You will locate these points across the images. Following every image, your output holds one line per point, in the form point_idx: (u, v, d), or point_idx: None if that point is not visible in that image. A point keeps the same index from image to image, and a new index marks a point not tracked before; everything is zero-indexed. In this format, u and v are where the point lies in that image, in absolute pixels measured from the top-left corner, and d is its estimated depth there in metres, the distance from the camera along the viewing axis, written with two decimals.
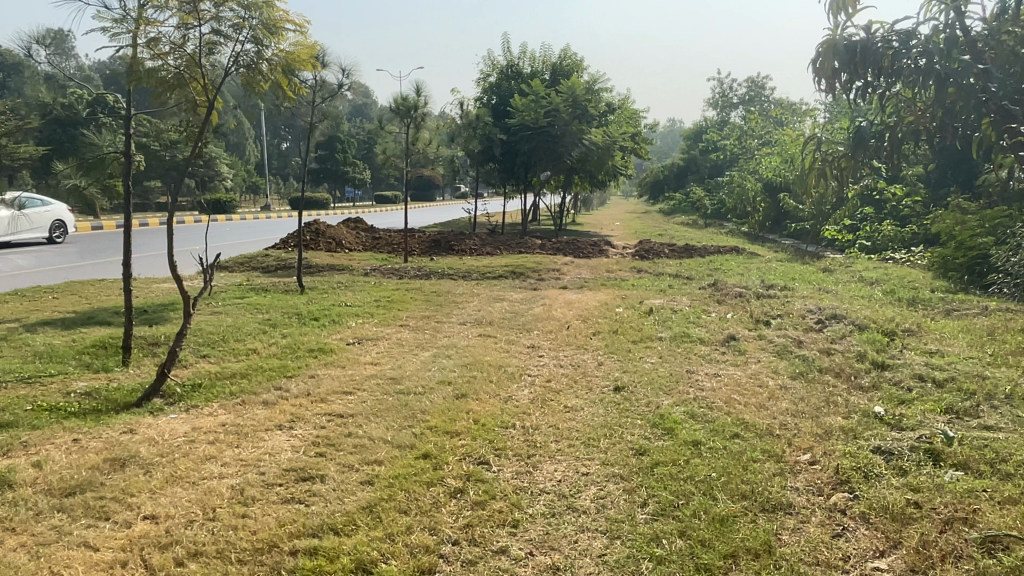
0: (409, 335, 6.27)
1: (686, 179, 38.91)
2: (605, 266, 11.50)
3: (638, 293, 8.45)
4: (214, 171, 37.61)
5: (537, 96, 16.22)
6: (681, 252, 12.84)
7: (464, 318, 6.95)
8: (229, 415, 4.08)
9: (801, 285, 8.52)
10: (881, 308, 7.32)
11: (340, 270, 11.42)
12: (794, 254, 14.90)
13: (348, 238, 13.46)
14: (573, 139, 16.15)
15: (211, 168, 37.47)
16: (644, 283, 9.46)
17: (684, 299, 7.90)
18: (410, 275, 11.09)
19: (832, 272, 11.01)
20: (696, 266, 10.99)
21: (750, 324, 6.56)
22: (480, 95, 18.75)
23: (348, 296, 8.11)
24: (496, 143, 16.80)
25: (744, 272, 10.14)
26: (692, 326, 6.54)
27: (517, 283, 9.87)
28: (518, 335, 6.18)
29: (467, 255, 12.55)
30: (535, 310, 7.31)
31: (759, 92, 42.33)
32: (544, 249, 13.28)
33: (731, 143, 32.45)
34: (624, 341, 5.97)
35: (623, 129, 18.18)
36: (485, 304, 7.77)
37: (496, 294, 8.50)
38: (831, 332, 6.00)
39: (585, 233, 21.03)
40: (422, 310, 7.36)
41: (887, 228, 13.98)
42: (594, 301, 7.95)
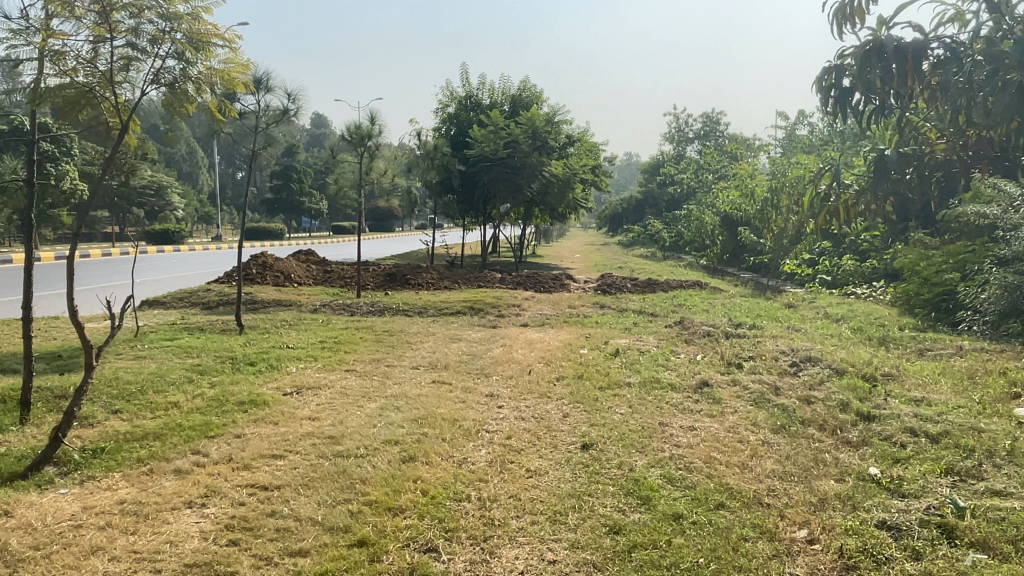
0: (355, 381, 5.72)
1: (644, 212, 39.11)
2: (567, 301, 11.10)
3: (602, 332, 8.03)
4: (164, 201, 36.51)
5: (496, 128, 15.90)
6: (644, 287, 12.53)
7: (417, 361, 6.42)
8: (132, 490, 3.48)
9: (770, 323, 8.21)
10: (855, 349, 7.03)
11: (287, 305, 10.77)
12: (756, 288, 14.76)
13: (298, 271, 12.81)
14: (532, 171, 15.87)
15: (160, 198, 36.36)
16: (608, 320, 9.04)
17: (651, 339, 7.49)
18: (362, 312, 10.50)
19: (797, 308, 10.80)
20: (660, 302, 10.65)
21: (722, 367, 6.16)
22: (438, 126, 18.36)
23: (291, 336, 7.51)
24: (455, 174, 16.40)
25: (709, 308, 9.82)
26: (661, 369, 6.12)
27: (475, 320, 9.38)
28: (474, 381, 5.68)
29: (423, 290, 12.02)
30: (493, 351, 6.82)
31: (713, 127, 43.03)
32: (504, 282, 12.83)
33: (688, 177, 32.72)
34: (590, 387, 5.51)
35: (583, 162, 17.98)
36: (441, 345, 7.24)
37: (453, 333, 7.98)
38: (809, 377, 5.62)
39: (545, 266, 20.69)
40: (372, 352, 6.81)
41: (848, 263, 13.93)
42: (556, 340, 7.49)
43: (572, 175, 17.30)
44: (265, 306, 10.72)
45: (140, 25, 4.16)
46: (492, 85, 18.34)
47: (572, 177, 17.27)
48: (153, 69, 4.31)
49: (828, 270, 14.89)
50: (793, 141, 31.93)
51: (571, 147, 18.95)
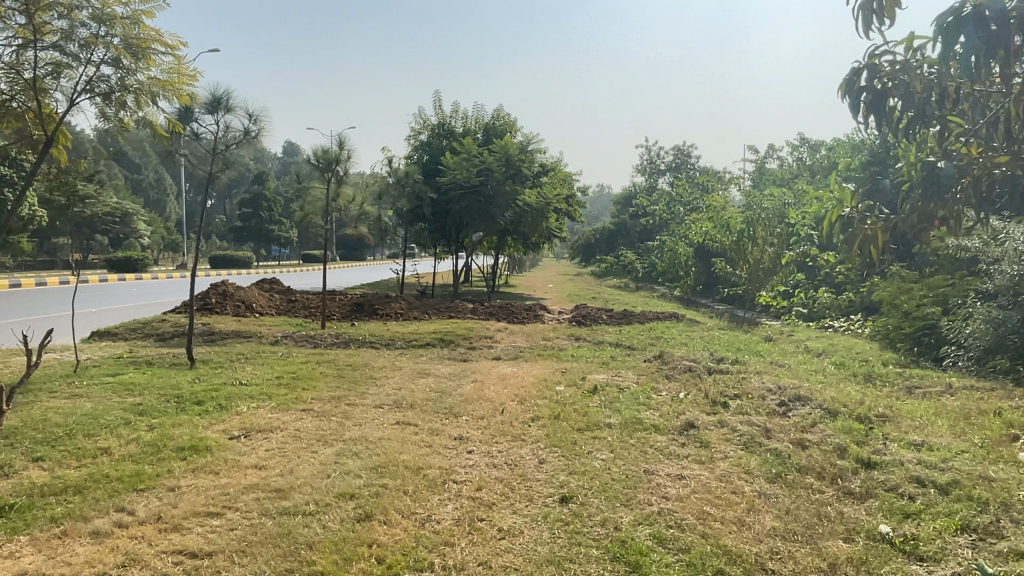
0: (310, 422, 5.24)
1: (616, 243, 39.10)
2: (541, 333, 10.72)
3: (578, 366, 7.64)
4: (129, 228, 35.70)
5: (469, 155, 15.62)
6: (620, 319, 12.20)
7: (380, 399, 5.95)
8: (37, 558, 2.99)
9: (753, 358, 7.89)
10: (842, 386, 6.71)
11: (247, 337, 10.25)
12: (732, 320, 14.51)
13: (260, 300, 12.27)
14: (506, 199, 15.58)
15: (125, 224, 35.53)
16: (584, 354, 8.66)
17: (629, 374, 7.11)
18: (326, 343, 10.01)
19: (777, 341, 10.55)
20: (637, 335, 10.31)
21: (706, 406, 5.79)
22: (410, 153, 18.02)
23: (246, 371, 7.00)
24: (426, 203, 16.05)
25: (688, 342, 9.50)
26: (642, 408, 5.74)
27: (445, 353, 8.94)
28: (442, 422, 5.23)
29: (391, 320, 11.56)
30: (464, 388, 6.39)
31: (685, 160, 43.40)
32: (476, 313, 12.41)
33: (660, 208, 32.80)
34: (567, 429, 5.10)
35: (558, 191, 17.75)
36: (407, 380, 6.78)
37: (421, 368, 7.53)
38: (800, 418, 5.27)
39: (518, 296, 20.32)
40: (332, 388, 6.33)
41: (824, 296, 13.80)
42: (530, 376, 7.07)
43: (545, 204, 17.04)
44: (224, 338, 10.19)
45: (72, 27, 3.75)
46: (465, 113, 18.09)
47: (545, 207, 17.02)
48: (85, 76, 3.88)
49: (804, 302, 14.75)
50: (763, 174, 32.20)
51: (545, 177, 18.72)
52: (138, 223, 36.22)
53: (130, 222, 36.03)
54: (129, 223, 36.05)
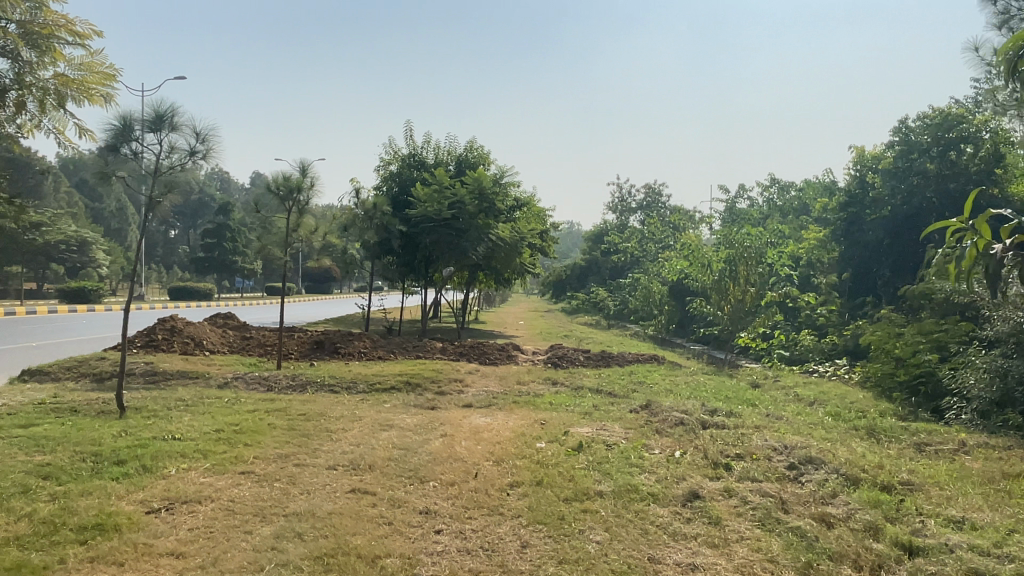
0: (249, 489, 4.43)
1: (587, 280, 38.70)
2: (515, 376, 9.99)
3: (558, 417, 6.91)
4: (87, 257, 34.43)
5: (441, 187, 14.99)
6: (599, 361, 11.54)
7: (335, 459, 5.15)
8: None
9: (747, 410, 7.26)
10: (852, 444, 6.08)
11: (193, 379, 9.37)
12: (711, 363, 13.96)
13: (211, 337, 11.36)
14: (479, 234, 14.95)
15: (83, 253, 34.26)
16: (563, 402, 7.94)
17: (616, 428, 6.40)
18: (280, 386, 9.16)
19: (765, 388, 9.96)
20: (617, 379, 9.65)
21: (707, 468, 5.11)
22: (378, 184, 17.30)
23: (183, 421, 6.15)
24: (396, 236, 15.34)
25: (674, 388, 8.86)
26: (636, 469, 5.03)
27: (412, 399, 8.16)
28: (406, 490, 4.46)
29: (354, 361, 10.74)
30: (431, 444, 5.61)
31: (656, 199, 43.44)
32: (446, 353, 11.65)
33: (632, 246, 32.52)
34: (553, 498, 4.36)
35: (532, 226, 17.19)
36: (367, 434, 5.98)
37: (383, 417, 6.74)
38: (817, 487, 4.61)
39: (489, 334, 19.60)
40: (279, 444, 5.51)
41: (806, 338, 13.38)
42: (505, 428, 6.32)
43: (519, 238, 16.46)
44: (168, 380, 9.29)
45: None
46: (437, 144, 17.49)
47: (519, 242, 16.46)
48: None
49: (786, 345, 14.30)
50: (734, 214, 32.14)
51: (518, 212, 18.17)
52: (97, 252, 34.96)
53: (88, 250, 34.77)
54: (86, 251, 34.79)
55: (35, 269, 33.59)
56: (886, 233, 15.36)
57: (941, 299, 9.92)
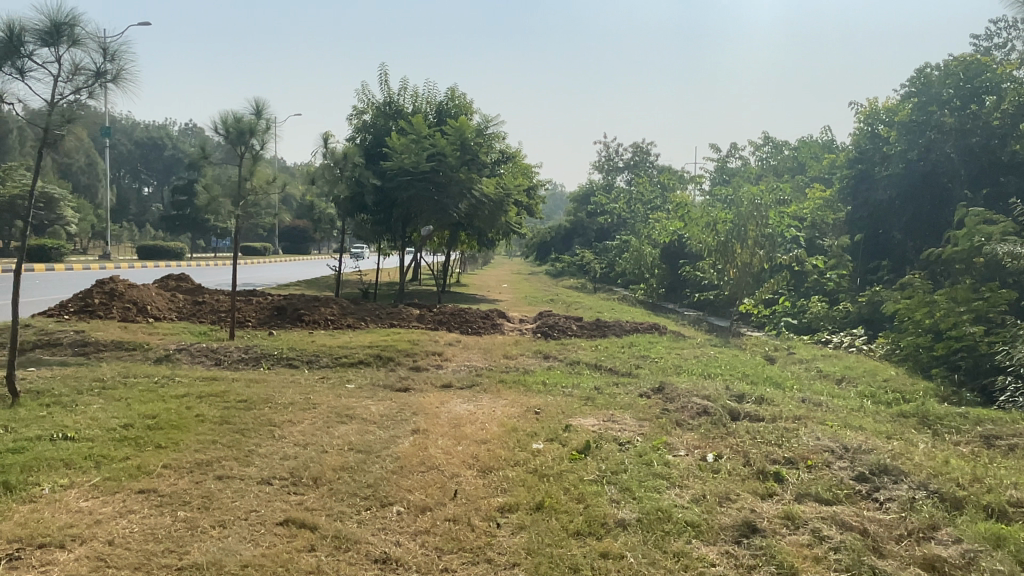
0: (139, 522, 3.19)
1: (572, 242, 37.49)
2: (500, 349, 8.79)
3: (555, 404, 5.72)
4: (55, 215, 32.85)
5: (418, 137, 13.49)
6: (593, 331, 10.35)
7: (270, 470, 3.92)
8: None
9: (777, 395, 6.14)
10: (919, 441, 4.95)
11: (130, 351, 8.08)
12: (712, 332, 12.90)
13: (157, 302, 10.02)
14: (460, 189, 13.65)
15: (50, 211, 32.69)
16: (558, 383, 6.74)
17: (628, 420, 5.22)
18: (230, 360, 7.91)
19: (781, 363, 8.85)
20: (618, 353, 8.51)
21: (754, 481, 3.96)
22: (352, 135, 15.78)
23: (88, 411, 4.87)
24: (369, 190, 13.96)
25: (683, 365, 7.74)
26: (663, 483, 3.87)
27: (381, 378, 6.97)
28: (359, 520, 3.27)
29: (319, 329, 9.50)
30: (398, 445, 4.41)
31: (644, 157, 42.02)
32: (424, 320, 10.43)
33: (619, 206, 31.27)
34: (559, 533, 3.20)
35: (518, 181, 15.87)
36: (320, 428, 4.77)
37: (344, 404, 5.51)
38: (905, 515, 3.49)
39: (471, 299, 18.33)
40: (201, 446, 4.27)
41: (816, 305, 12.33)
42: (491, 420, 5.14)
43: (503, 195, 15.12)
44: (99, 353, 8.00)
45: None
46: (414, 91, 15.98)
47: (503, 198, 15.16)
48: None
49: (791, 312, 13.24)
50: (725, 173, 30.86)
51: (502, 166, 16.81)
52: (64, 209, 33.34)
53: (55, 207, 33.16)
54: (54, 208, 33.18)
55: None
56: (901, 192, 14.13)
57: (980, 263, 8.84)
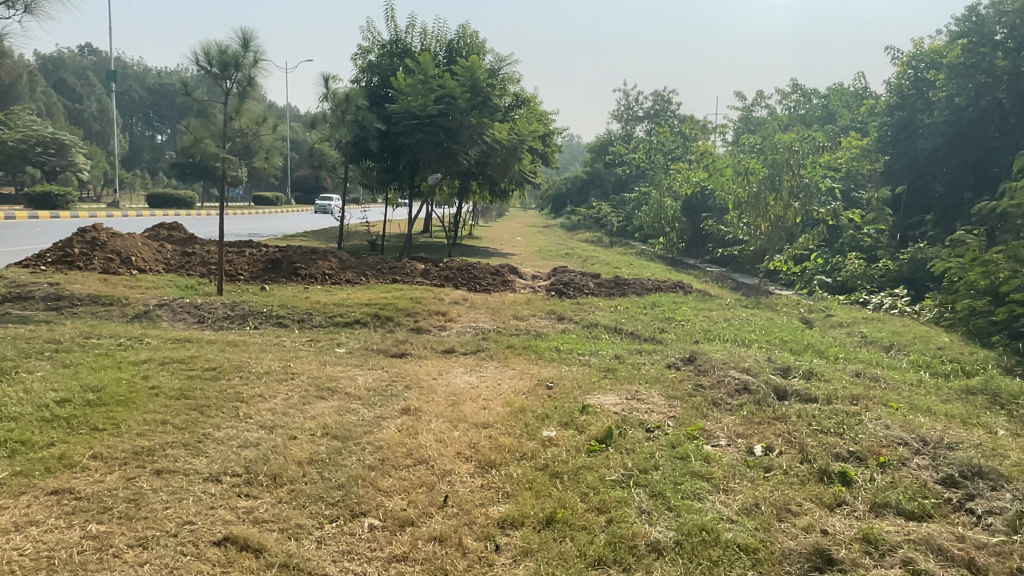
0: (36, 539, 2.49)
1: (589, 194, 36.43)
2: (510, 308, 8.04)
3: (571, 376, 4.97)
4: (66, 161, 32.27)
5: (425, 77, 12.52)
6: (612, 289, 9.54)
7: (222, 463, 3.20)
8: None
9: (824, 368, 5.35)
10: (1003, 430, 4.17)
11: (106, 307, 7.41)
12: (738, 290, 12.08)
13: (143, 252, 9.31)
14: (470, 134, 12.73)
15: (62, 157, 32.13)
16: (574, 349, 5.98)
17: (656, 398, 4.46)
18: (214, 318, 7.21)
19: (820, 327, 8.03)
20: (640, 315, 7.74)
21: (816, 485, 3.21)
22: (356, 76, 14.78)
23: (25, 381, 4.18)
24: (373, 135, 13.08)
25: (712, 329, 6.96)
26: (705, 488, 3.13)
27: (376, 341, 6.25)
28: (321, 539, 2.57)
29: (315, 284, 8.78)
30: (382, 430, 3.68)
31: (665, 107, 40.57)
32: (429, 275, 9.68)
33: (639, 157, 30.10)
34: (576, 562, 2.48)
35: (533, 126, 14.89)
36: (293, 406, 4.04)
37: (327, 373, 4.78)
38: (1018, 539, 2.73)
39: (482, 252, 17.54)
40: (146, 429, 3.56)
41: (852, 262, 11.44)
42: (496, 397, 4.40)
43: (516, 141, 14.19)
44: (73, 308, 7.33)
45: None
46: (423, 28, 14.90)
47: (517, 145, 14.23)
48: None
49: (823, 271, 12.38)
50: (749, 123, 29.45)
51: (516, 112, 15.80)
52: (76, 155, 32.77)
53: (67, 154, 32.59)
54: (65, 155, 32.61)
55: (8, 172, 31.32)
56: (944, 141, 13.04)
57: None
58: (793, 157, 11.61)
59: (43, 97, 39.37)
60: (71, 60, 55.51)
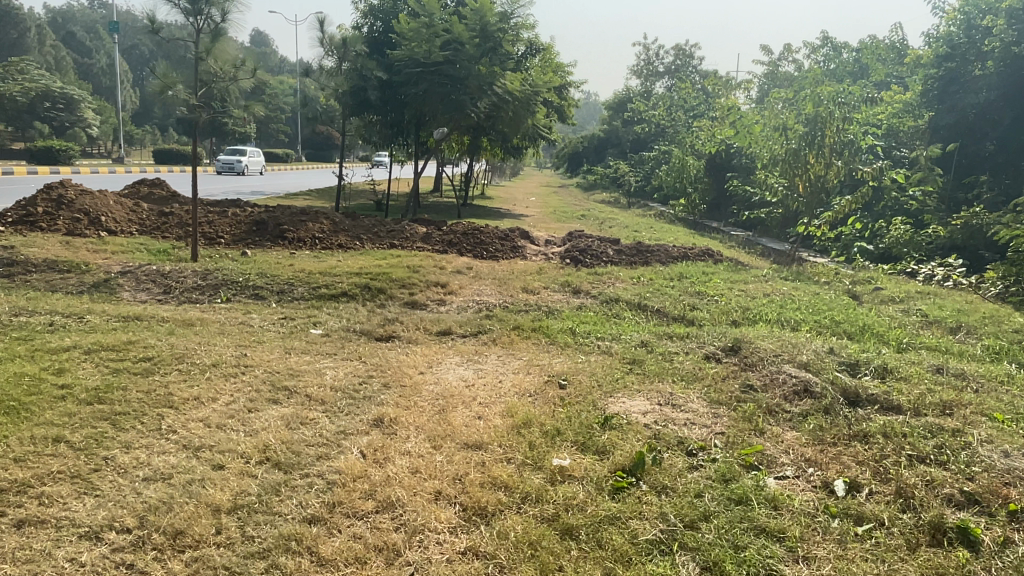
0: None
1: (605, 153, 35.15)
2: (519, 279, 7.13)
3: (588, 370, 4.06)
4: (75, 116, 31.37)
5: (430, 20, 11.41)
6: (633, 257, 8.56)
7: (110, 510, 2.35)
8: None
9: (896, 361, 4.40)
10: None
11: (63, 275, 6.54)
12: (769, 258, 11.10)
13: (115, 212, 8.42)
14: (479, 84, 11.64)
15: (71, 112, 31.23)
16: (592, 333, 5.06)
17: (696, 405, 3.55)
18: (183, 288, 6.34)
19: (871, 304, 7.07)
20: (666, 288, 6.78)
21: (931, 552, 2.31)
22: (358, 21, 13.64)
23: None
24: (374, 85, 12.04)
25: (752, 307, 5.99)
26: (778, 555, 2.24)
27: (361, 319, 5.37)
28: None
29: (303, 250, 7.88)
30: (343, 454, 2.81)
31: (686, 61, 38.89)
32: (430, 239, 8.76)
33: (659, 113, 28.71)
34: None
35: (549, 77, 13.75)
36: (233, 417, 3.15)
37: (289, 366, 3.86)
38: None
39: (492, 213, 16.57)
40: (28, 453, 2.71)
41: (897, 227, 10.38)
42: (495, 402, 3.50)
43: (528, 94, 13.10)
44: (25, 276, 6.48)
45: None
46: None
47: (530, 97, 13.15)
48: None
49: (862, 238, 11.33)
50: (776, 78, 27.90)
51: (530, 61, 14.65)
52: (85, 111, 31.77)
53: (76, 109, 31.60)
54: (75, 110, 31.63)
55: (15, 128, 30.47)
56: (997, 95, 11.73)
57: None
58: (837, 110, 10.45)
59: (51, 51, 38.35)
60: (80, 13, 54.17)
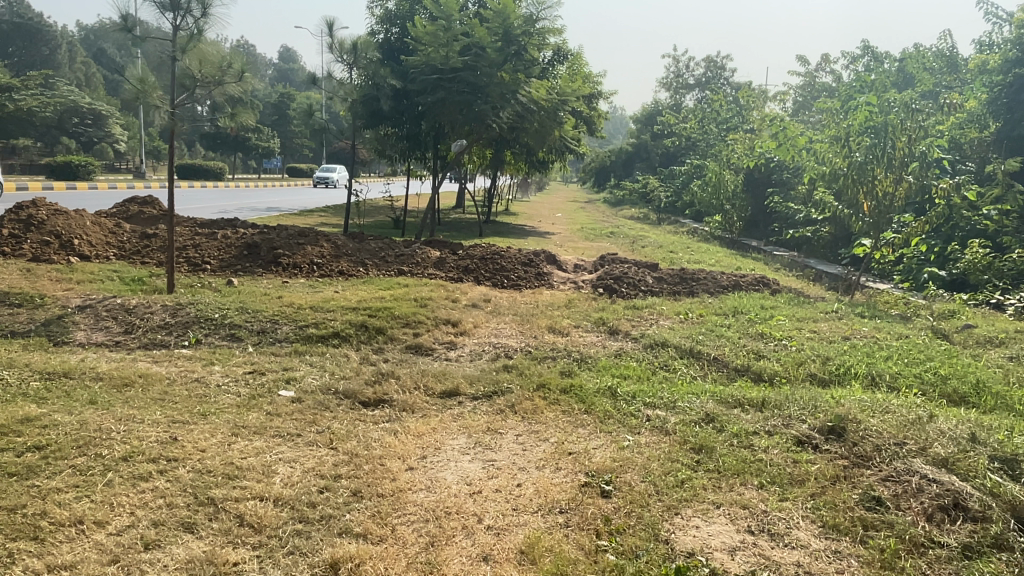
0: None
1: (634, 167, 34.07)
2: (544, 315, 6.05)
3: (641, 465, 2.95)
4: (102, 131, 31.06)
5: (448, 23, 10.42)
6: (676, 287, 7.45)
7: None
8: None
9: None
10: None
11: (13, 309, 5.60)
12: (824, 284, 9.91)
13: (90, 234, 7.50)
14: (500, 91, 10.62)
15: (98, 127, 30.97)
16: (639, 395, 3.96)
17: (803, 534, 2.42)
18: (147, 327, 5.34)
19: (968, 348, 5.88)
20: (721, 329, 5.65)
21: None
22: (373, 27, 12.73)
23: None
24: (388, 94, 11.09)
25: (833, 356, 4.85)
26: None
27: (350, 372, 4.32)
28: None
29: (297, 278, 6.88)
30: None
31: (717, 73, 37.71)
32: (444, 265, 7.73)
33: (690, 126, 27.57)
34: None
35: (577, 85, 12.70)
36: (114, 565, 2.10)
37: (229, 460, 2.81)
38: None
39: (516, 231, 15.55)
40: None
41: (975, 250, 9.13)
42: (511, 530, 2.39)
43: (556, 102, 12.05)
44: None
45: None
46: None
47: (557, 105, 12.08)
48: None
49: (929, 261, 10.11)
50: (813, 90, 26.60)
51: (557, 69, 13.63)
52: (112, 126, 31.36)
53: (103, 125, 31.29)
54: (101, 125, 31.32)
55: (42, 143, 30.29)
56: None
57: None
58: (909, 119, 9.24)
59: (82, 67, 38.39)
60: None
